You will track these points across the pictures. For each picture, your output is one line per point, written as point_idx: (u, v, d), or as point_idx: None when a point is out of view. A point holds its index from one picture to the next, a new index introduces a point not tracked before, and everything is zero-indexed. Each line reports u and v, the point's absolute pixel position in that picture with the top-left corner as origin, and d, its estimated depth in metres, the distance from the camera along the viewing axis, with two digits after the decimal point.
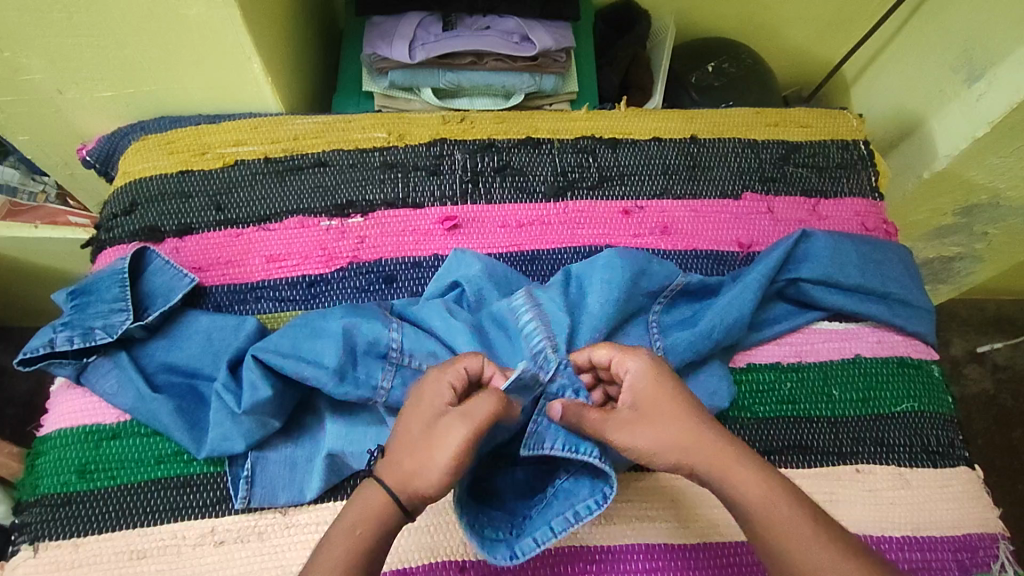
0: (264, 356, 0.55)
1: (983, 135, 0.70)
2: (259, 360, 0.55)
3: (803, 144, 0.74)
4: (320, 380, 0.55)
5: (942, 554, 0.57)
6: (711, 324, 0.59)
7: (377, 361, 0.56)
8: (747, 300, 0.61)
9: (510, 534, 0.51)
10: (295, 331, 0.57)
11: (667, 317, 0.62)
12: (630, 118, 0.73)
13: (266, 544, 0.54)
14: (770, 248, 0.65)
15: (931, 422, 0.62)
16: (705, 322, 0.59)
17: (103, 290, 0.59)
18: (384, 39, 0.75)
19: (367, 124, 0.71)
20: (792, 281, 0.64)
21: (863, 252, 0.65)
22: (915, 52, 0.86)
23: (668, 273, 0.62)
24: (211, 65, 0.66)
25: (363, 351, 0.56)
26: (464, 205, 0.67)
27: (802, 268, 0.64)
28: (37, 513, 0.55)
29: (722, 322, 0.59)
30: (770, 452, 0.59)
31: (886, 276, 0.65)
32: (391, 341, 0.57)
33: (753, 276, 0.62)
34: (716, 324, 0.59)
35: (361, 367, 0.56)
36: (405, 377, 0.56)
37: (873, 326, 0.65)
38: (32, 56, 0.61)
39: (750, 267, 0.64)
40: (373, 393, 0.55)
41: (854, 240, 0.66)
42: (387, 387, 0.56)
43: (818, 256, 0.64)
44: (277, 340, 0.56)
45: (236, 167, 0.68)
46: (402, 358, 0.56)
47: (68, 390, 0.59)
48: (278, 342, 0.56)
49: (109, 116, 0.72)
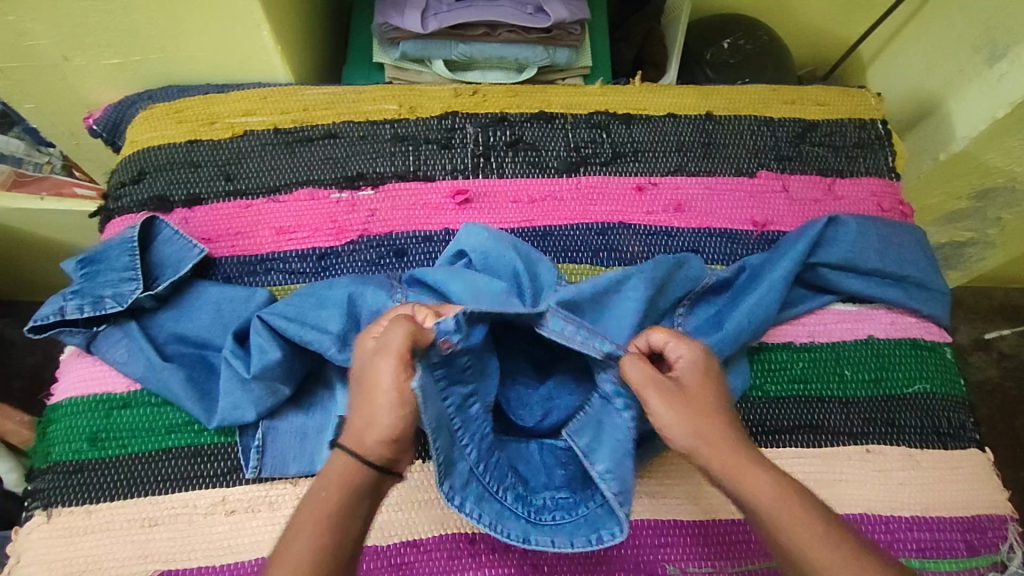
0: (270, 316, 0.55)
1: (1004, 116, 0.69)
2: (268, 321, 0.55)
3: (820, 123, 0.72)
4: (324, 346, 0.54)
5: (951, 534, 0.57)
6: (742, 331, 0.58)
7: None
8: (773, 294, 0.60)
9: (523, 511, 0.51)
10: (300, 298, 0.56)
11: (693, 320, 0.61)
12: (645, 94, 0.72)
13: (278, 513, 0.54)
14: (798, 233, 0.64)
15: (942, 404, 0.62)
16: (736, 326, 0.58)
17: (113, 259, 0.59)
18: (396, 8, 0.73)
19: (377, 96, 0.70)
20: (813, 271, 0.63)
21: (881, 233, 0.64)
22: (935, 31, 0.84)
23: (696, 274, 0.61)
24: (220, 33, 0.65)
25: (367, 322, 0.56)
26: (475, 178, 0.67)
27: (820, 252, 0.63)
28: (49, 479, 0.55)
29: (747, 327, 0.58)
30: (781, 432, 0.59)
31: (904, 260, 0.64)
32: (394, 310, 0.56)
33: (779, 273, 0.61)
34: (743, 333, 0.58)
35: None
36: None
37: (888, 308, 0.64)
38: (38, 20, 0.60)
39: (776, 261, 0.62)
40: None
41: (875, 222, 0.65)
42: None
43: (839, 241, 0.63)
44: (282, 305, 0.56)
45: (244, 137, 0.68)
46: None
47: (79, 358, 0.59)
48: (282, 308, 0.56)
49: (116, 83, 0.71)
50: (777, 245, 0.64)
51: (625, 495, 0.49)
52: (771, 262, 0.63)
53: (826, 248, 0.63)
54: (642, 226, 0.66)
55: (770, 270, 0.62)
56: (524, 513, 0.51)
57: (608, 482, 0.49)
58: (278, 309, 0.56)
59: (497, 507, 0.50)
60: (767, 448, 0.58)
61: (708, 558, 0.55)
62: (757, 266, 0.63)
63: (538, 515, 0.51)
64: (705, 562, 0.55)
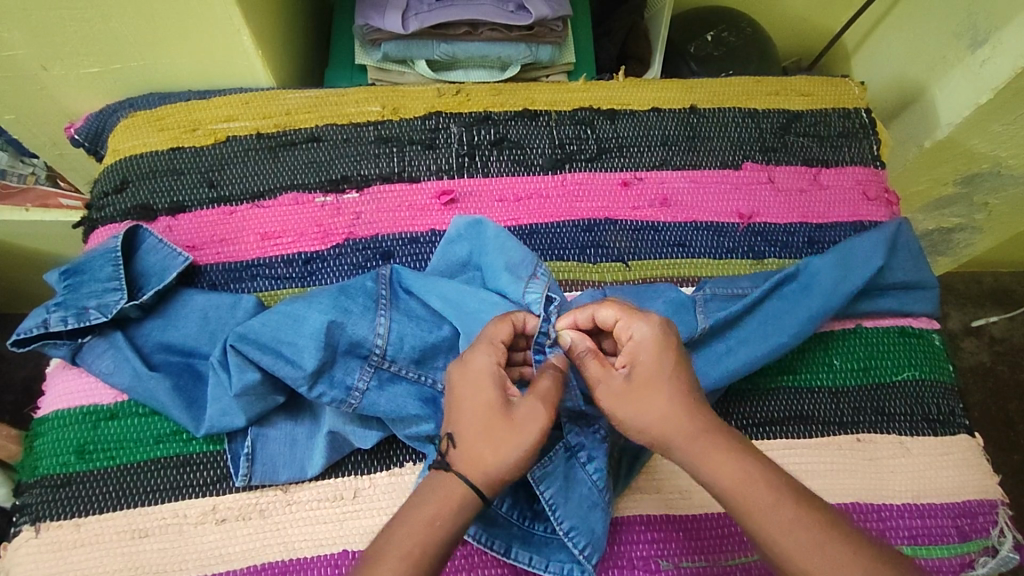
0: (244, 344, 0.54)
1: (986, 102, 0.69)
2: (240, 349, 0.54)
3: (804, 114, 0.72)
4: (296, 381, 0.53)
5: (943, 520, 0.57)
6: (745, 355, 0.58)
7: (356, 361, 0.56)
8: (808, 324, 0.59)
9: (523, 520, 0.54)
10: (277, 319, 0.55)
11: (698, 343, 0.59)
12: (629, 89, 0.72)
13: (268, 521, 0.54)
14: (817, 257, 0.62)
15: (931, 390, 0.62)
16: (739, 342, 0.59)
17: (96, 270, 0.58)
18: (376, 9, 0.73)
19: (360, 98, 0.70)
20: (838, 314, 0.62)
21: (890, 240, 0.63)
22: (917, 19, 0.84)
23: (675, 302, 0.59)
24: (199, 38, 0.64)
25: (344, 350, 0.55)
26: (461, 178, 0.66)
27: (819, 270, 0.62)
28: (37, 494, 0.54)
29: (762, 351, 0.58)
30: (771, 424, 0.59)
31: (905, 266, 0.64)
32: (375, 342, 0.56)
33: (803, 304, 0.60)
34: (765, 355, 0.58)
35: (340, 365, 0.55)
36: (382, 378, 0.55)
37: (893, 317, 0.64)
38: (14, 29, 0.60)
39: (790, 283, 0.61)
40: (348, 394, 0.54)
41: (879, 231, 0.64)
42: (364, 388, 0.54)
43: (850, 254, 0.62)
44: (259, 326, 0.55)
45: (226, 143, 0.67)
46: (382, 361, 0.56)
47: (65, 370, 0.58)
48: (258, 330, 0.55)
49: (96, 92, 0.71)
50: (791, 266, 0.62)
51: (594, 548, 0.51)
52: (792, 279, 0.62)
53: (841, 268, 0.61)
54: (629, 222, 0.66)
55: (784, 298, 0.61)
56: (518, 521, 0.54)
57: (573, 539, 0.51)
58: (254, 333, 0.54)
59: (491, 516, 0.53)
60: (759, 440, 0.58)
61: (701, 553, 0.55)
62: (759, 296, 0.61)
63: (531, 523, 0.54)
64: (698, 556, 0.55)
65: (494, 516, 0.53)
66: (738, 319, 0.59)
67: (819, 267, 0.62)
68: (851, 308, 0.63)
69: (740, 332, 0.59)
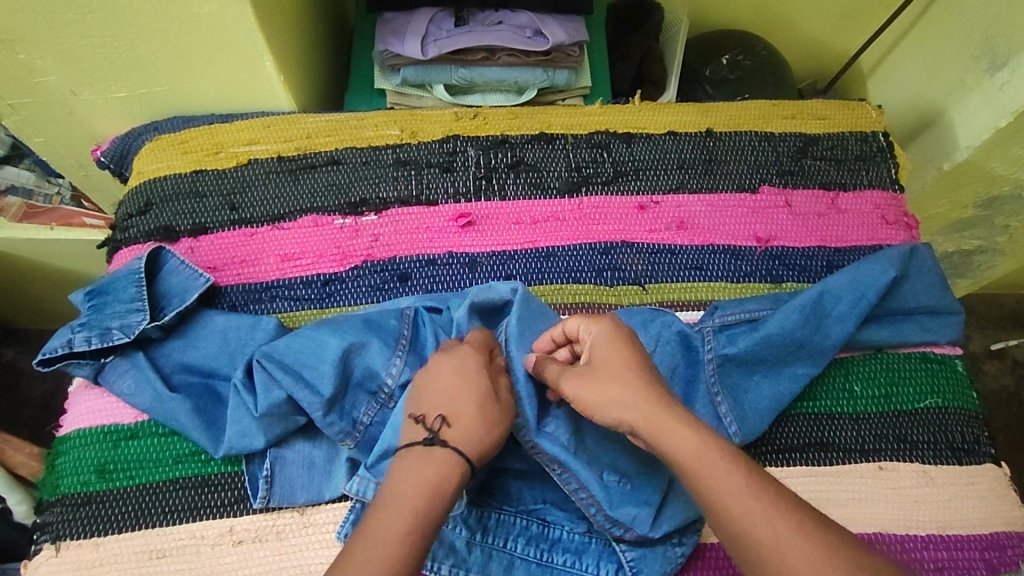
0: (268, 362, 0.55)
1: (1006, 125, 0.68)
2: (262, 368, 0.55)
3: (821, 137, 0.72)
4: (311, 405, 0.54)
5: (969, 553, 0.56)
6: (767, 390, 0.58)
7: (365, 393, 0.56)
8: (826, 351, 0.59)
9: (540, 556, 0.53)
10: (300, 342, 0.56)
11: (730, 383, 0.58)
12: (645, 112, 0.72)
13: (285, 543, 0.54)
14: (839, 279, 0.61)
15: (954, 418, 0.61)
16: (759, 373, 0.59)
17: (120, 290, 0.59)
18: (396, 36, 0.75)
19: (379, 121, 0.71)
20: (845, 342, 0.61)
21: (902, 254, 0.63)
22: (935, 42, 0.84)
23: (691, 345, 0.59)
24: (223, 64, 0.66)
25: (356, 379, 0.56)
26: (477, 202, 0.67)
27: (837, 296, 0.60)
28: (58, 513, 0.55)
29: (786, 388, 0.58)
30: (791, 451, 0.58)
31: (919, 292, 0.63)
32: (386, 377, 0.56)
33: (825, 336, 0.60)
34: (781, 398, 0.58)
35: (349, 397, 0.56)
36: (387, 414, 0.56)
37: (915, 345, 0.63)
38: (46, 57, 0.62)
39: (805, 309, 0.60)
40: (354, 426, 0.55)
41: (895, 250, 0.63)
42: (369, 421, 0.56)
43: (874, 278, 0.61)
44: (282, 347, 0.56)
45: (248, 166, 0.68)
46: (390, 397, 0.56)
47: (87, 389, 0.59)
48: (280, 349, 0.56)
49: (122, 116, 0.72)
50: (807, 292, 0.60)
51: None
52: (818, 308, 0.60)
53: (865, 297, 0.60)
54: (646, 244, 0.66)
55: (811, 332, 0.59)
56: (535, 555, 0.53)
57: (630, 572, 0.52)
58: (277, 352, 0.56)
59: (506, 555, 0.53)
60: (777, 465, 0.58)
61: None
62: (781, 336, 0.59)
63: (549, 555, 0.54)
64: None
65: (507, 553, 0.53)
66: (757, 351, 0.59)
67: (831, 288, 0.60)
68: (874, 332, 0.62)
69: (756, 359, 0.59)
